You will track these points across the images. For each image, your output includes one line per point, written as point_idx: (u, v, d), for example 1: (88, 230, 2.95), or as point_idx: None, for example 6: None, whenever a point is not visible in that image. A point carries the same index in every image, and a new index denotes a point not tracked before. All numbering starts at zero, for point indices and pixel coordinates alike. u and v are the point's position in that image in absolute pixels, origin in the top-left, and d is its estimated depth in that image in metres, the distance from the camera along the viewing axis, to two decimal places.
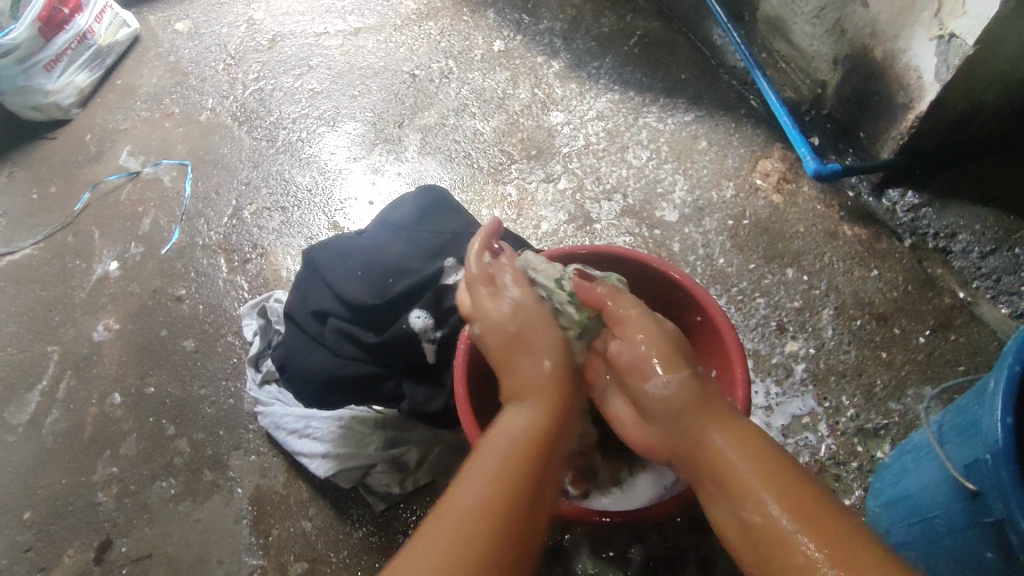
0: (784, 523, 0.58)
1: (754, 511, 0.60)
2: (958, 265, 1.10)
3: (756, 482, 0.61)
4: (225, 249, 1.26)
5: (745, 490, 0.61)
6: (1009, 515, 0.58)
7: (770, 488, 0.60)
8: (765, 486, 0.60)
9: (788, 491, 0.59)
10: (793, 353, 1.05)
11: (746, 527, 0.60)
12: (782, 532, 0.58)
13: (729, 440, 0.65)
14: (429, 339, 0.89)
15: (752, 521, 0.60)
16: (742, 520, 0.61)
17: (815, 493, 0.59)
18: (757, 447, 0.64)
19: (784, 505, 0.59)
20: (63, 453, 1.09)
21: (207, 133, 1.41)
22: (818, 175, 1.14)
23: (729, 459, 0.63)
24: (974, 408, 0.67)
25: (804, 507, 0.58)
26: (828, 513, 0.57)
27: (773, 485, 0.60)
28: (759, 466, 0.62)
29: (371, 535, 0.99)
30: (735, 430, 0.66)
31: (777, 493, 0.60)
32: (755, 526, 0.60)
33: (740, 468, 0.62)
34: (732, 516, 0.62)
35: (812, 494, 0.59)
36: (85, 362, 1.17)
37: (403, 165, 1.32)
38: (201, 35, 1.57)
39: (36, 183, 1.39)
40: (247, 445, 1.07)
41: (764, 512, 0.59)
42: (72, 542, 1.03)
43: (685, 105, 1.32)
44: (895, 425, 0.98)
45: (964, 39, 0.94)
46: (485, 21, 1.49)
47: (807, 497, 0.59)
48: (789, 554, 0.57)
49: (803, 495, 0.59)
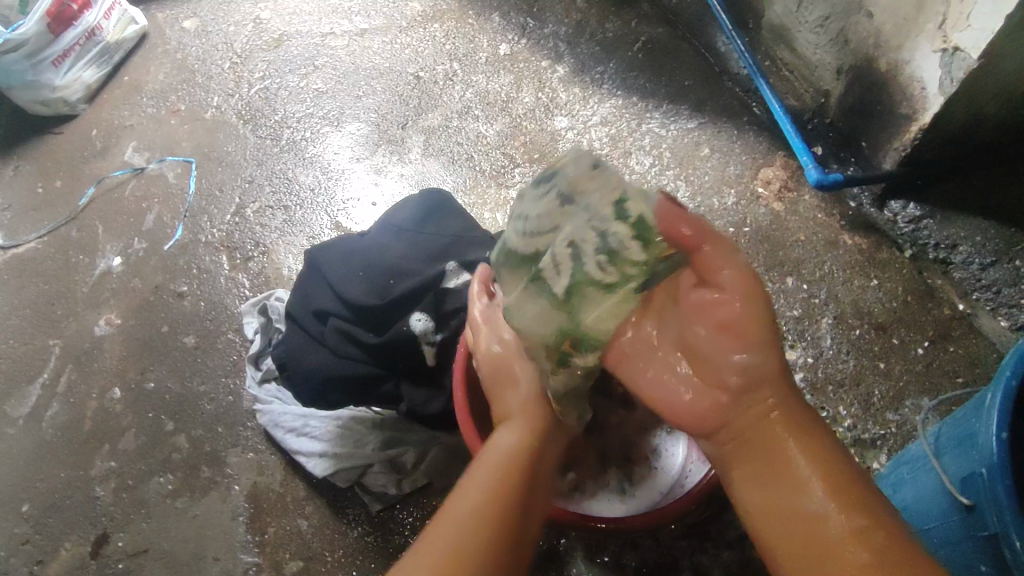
0: (855, 529, 0.57)
1: (815, 521, 0.59)
2: (958, 276, 1.10)
3: (817, 487, 0.59)
4: (227, 247, 1.27)
5: (805, 494, 0.60)
6: (1003, 529, 0.59)
7: (833, 495, 0.59)
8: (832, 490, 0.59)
9: (862, 514, 0.57)
10: (791, 362, 1.05)
11: (802, 531, 0.60)
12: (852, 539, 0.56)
13: (800, 443, 0.62)
14: (429, 342, 0.89)
15: (807, 522, 0.59)
16: (799, 524, 0.60)
17: (877, 513, 0.57)
18: (823, 451, 0.62)
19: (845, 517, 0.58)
20: (62, 446, 1.10)
21: (212, 131, 1.42)
22: (820, 184, 1.14)
23: (796, 459, 0.61)
24: (970, 421, 0.67)
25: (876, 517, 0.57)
26: (887, 534, 0.56)
27: (842, 502, 0.58)
28: (818, 463, 0.61)
29: (367, 535, 0.99)
30: (811, 432, 0.63)
31: (837, 506, 0.58)
32: (814, 530, 0.59)
33: (807, 470, 0.61)
34: (785, 514, 0.61)
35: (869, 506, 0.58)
36: (86, 357, 1.18)
37: (406, 167, 1.33)
38: (208, 33, 1.57)
39: (41, 177, 1.39)
40: (245, 443, 1.08)
41: (824, 525, 0.58)
42: (70, 535, 1.03)
43: (689, 112, 1.32)
44: (892, 435, 0.98)
45: (968, 52, 0.94)
46: (491, 24, 1.50)
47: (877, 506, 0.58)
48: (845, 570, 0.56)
49: (862, 513, 0.58)
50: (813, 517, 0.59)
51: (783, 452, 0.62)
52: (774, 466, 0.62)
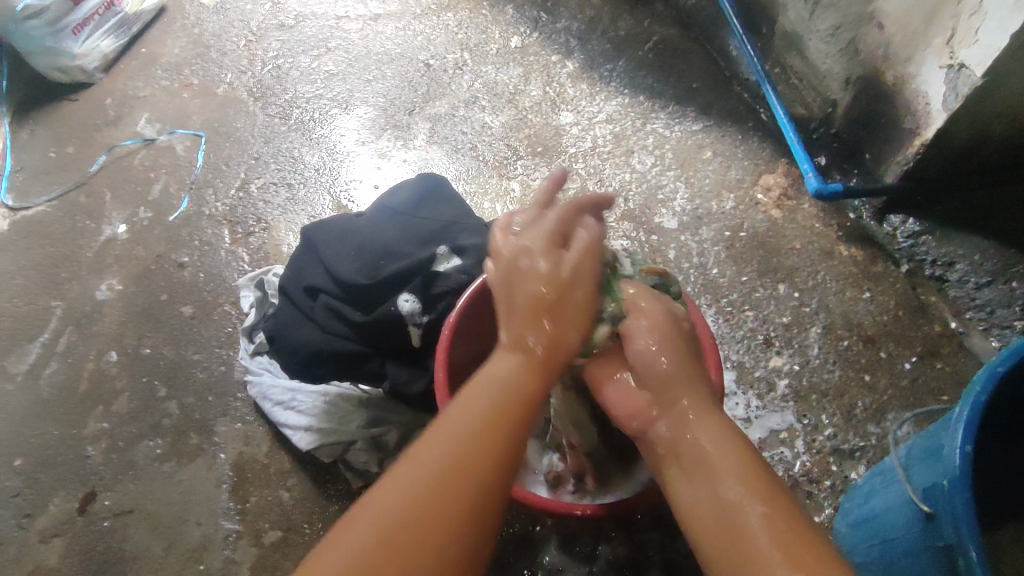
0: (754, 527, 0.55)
1: (732, 506, 0.57)
2: (952, 294, 1.09)
3: (734, 474, 0.59)
4: (230, 221, 1.29)
5: (723, 482, 0.59)
6: (958, 540, 0.59)
7: (750, 488, 0.58)
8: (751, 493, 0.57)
9: (765, 502, 0.56)
10: (776, 369, 1.05)
11: (716, 512, 0.58)
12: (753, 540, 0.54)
13: (710, 430, 0.63)
14: (414, 324, 0.91)
15: (725, 509, 0.57)
16: (717, 505, 0.58)
17: (798, 516, 0.55)
18: (746, 454, 0.61)
19: (767, 510, 0.56)
20: (57, 405, 1.13)
21: (222, 106, 1.44)
22: (819, 193, 1.13)
23: (709, 448, 0.62)
24: (937, 435, 0.68)
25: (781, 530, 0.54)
26: (803, 531, 0.54)
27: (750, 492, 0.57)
28: (735, 460, 0.60)
29: (346, 511, 1.01)
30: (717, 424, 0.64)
31: (752, 496, 0.57)
32: (727, 512, 0.57)
33: (723, 461, 0.60)
34: (707, 502, 0.59)
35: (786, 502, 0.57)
36: (86, 320, 1.20)
37: (410, 152, 1.34)
38: (226, 10, 1.59)
39: (55, 142, 1.42)
40: (234, 413, 1.10)
41: (741, 509, 0.56)
42: (58, 491, 1.06)
43: (695, 114, 1.33)
44: (871, 448, 0.98)
45: (974, 69, 0.94)
46: (504, 16, 1.51)
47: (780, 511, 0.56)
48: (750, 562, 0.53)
49: (782, 508, 0.56)
50: (731, 502, 0.57)
51: (704, 447, 0.62)
52: (701, 461, 0.61)
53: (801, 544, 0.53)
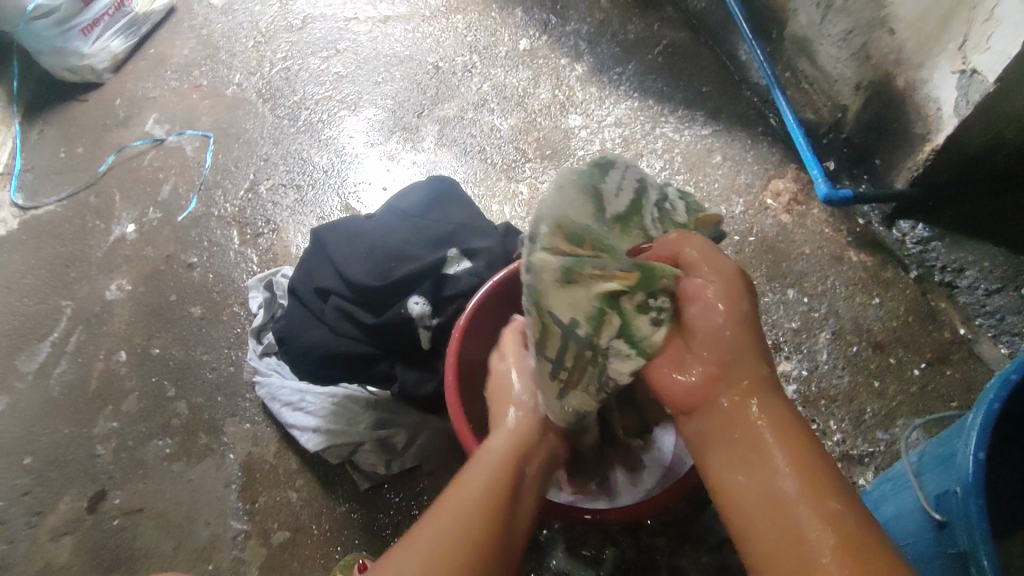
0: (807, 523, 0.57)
1: (782, 498, 0.59)
2: (962, 300, 1.09)
3: (788, 467, 0.60)
4: (239, 222, 1.29)
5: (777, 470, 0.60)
6: (972, 547, 0.59)
7: (800, 476, 0.59)
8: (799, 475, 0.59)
9: (816, 500, 0.58)
10: (785, 373, 1.05)
11: (769, 506, 0.59)
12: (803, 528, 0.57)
13: (766, 410, 0.64)
14: (424, 326, 0.91)
15: (777, 499, 0.59)
16: (768, 497, 0.60)
17: (850, 507, 0.57)
18: (797, 438, 0.62)
19: (814, 508, 0.57)
20: (67, 404, 1.13)
21: (232, 107, 1.44)
22: (828, 199, 1.14)
23: (766, 431, 0.63)
24: (950, 442, 0.68)
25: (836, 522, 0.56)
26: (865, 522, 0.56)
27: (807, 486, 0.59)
28: (793, 450, 0.61)
29: (354, 512, 1.01)
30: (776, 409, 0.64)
31: (800, 486, 0.59)
32: (778, 505, 0.59)
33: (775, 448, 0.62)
34: (756, 489, 0.61)
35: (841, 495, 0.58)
36: (96, 319, 1.21)
37: (419, 154, 1.34)
38: (235, 11, 1.60)
39: (64, 142, 1.43)
40: (243, 413, 1.10)
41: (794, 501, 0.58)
42: (68, 490, 1.06)
43: (704, 118, 1.33)
44: (880, 454, 0.98)
45: (986, 75, 0.94)
46: (513, 19, 1.51)
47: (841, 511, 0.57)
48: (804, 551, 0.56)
49: (834, 501, 0.58)
50: (780, 493, 0.59)
51: (758, 426, 0.63)
52: (755, 445, 0.63)
53: (851, 533, 0.55)
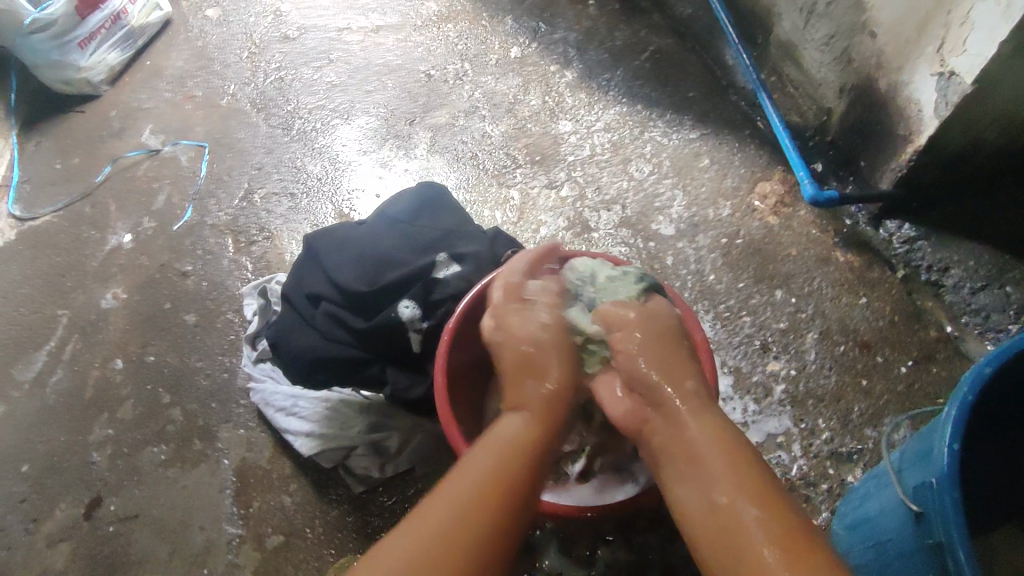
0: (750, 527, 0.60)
1: (726, 512, 0.61)
2: (948, 299, 1.10)
3: (730, 483, 0.63)
4: (233, 230, 1.30)
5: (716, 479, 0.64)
6: (948, 539, 0.60)
7: (740, 491, 0.62)
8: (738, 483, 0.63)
9: (755, 505, 0.61)
10: (774, 374, 1.06)
11: (711, 520, 0.62)
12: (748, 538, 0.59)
13: (703, 427, 0.67)
14: (415, 329, 0.93)
15: (716, 513, 0.62)
16: (710, 510, 0.63)
17: (791, 516, 0.60)
18: (741, 458, 0.65)
19: (760, 516, 0.60)
20: (63, 412, 1.14)
21: (226, 117, 1.46)
22: (814, 200, 1.15)
23: (704, 448, 0.66)
24: (928, 436, 0.69)
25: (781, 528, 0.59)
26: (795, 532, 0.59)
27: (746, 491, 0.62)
28: (732, 466, 0.64)
29: (347, 515, 1.02)
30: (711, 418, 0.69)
31: (744, 499, 0.61)
32: (721, 518, 0.61)
33: (714, 462, 0.65)
34: (700, 505, 0.63)
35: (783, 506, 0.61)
36: (91, 328, 1.22)
37: (411, 161, 1.36)
38: (229, 22, 1.62)
39: (61, 153, 1.44)
40: (237, 419, 1.11)
41: (736, 509, 0.61)
42: (64, 497, 1.07)
43: (691, 123, 1.34)
44: (868, 451, 0.99)
45: (963, 77, 0.95)
46: (503, 27, 1.53)
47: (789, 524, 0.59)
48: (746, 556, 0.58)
49: (774, 512, 0.60)
50: (723, 507, 0.62)
51: (695, 441, 0.67)
52: (690, 458, 0.66)
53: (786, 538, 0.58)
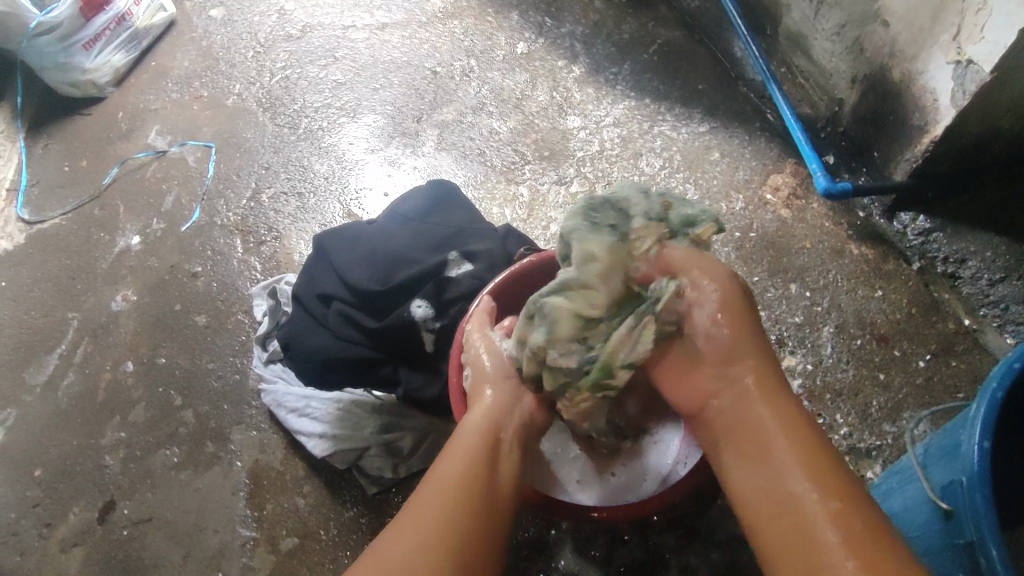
0: (818, 510, 0.61)
1: (794, 501, 0.62)
2: (966, 291, 1.09)
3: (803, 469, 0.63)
4: (243, 230, 1.30)
5: (788, 471, 0.64)
6: (978, 537, 0.59)
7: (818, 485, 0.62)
8: (805, 469, 0.63)
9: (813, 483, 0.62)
10: (790, 368, 1.05)
11: (784, 503, 0.63)
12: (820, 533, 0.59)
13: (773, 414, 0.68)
14: (428, 329, 0.92)
15: (789, 499, 0.63)
16: (782, 500, 0.63)
17: (868, 506, 0.60)
18: (809, 443, 0.65)
19: (832, 505, 0.60)
20: (75, 415, 1.14)
21: (233, 117, 1.45)
22: (828, 193, 1.13)
23: (776, 438, 0.66)
24: (955, 432, 0.67)
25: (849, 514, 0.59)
26: (876, 526, 0.58)
27: (818, 482, 0.62)
28: (810, 454, 0.64)
29: (361, 517, 1.02)
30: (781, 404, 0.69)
31: (823, 492, 0.61)
32: (796, 509, 0.62)
33: (787, 451, 0.65)
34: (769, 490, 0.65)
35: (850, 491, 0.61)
36: (102, 331, 1.21)
37: (419, 159, 1.35)
38: (234, 22, 1.61)
39: (68, 156, 1.44)
40: (250, 421, 1.11)
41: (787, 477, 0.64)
42: (78, 501, 1.07)
43: (701, 116, 1.33)
44: (888, 446, 0.98)
45: (981, 66, 0.94)
46: (509, 23, 1.52)
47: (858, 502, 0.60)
48: (814, 540, 0.59)
49: (850, 501, 0.60)
50: (794, 498, 0.63)
51: (762, 423, 0.68)
52: (760, 443, 0.67)
53: (861, 536, 0.57)
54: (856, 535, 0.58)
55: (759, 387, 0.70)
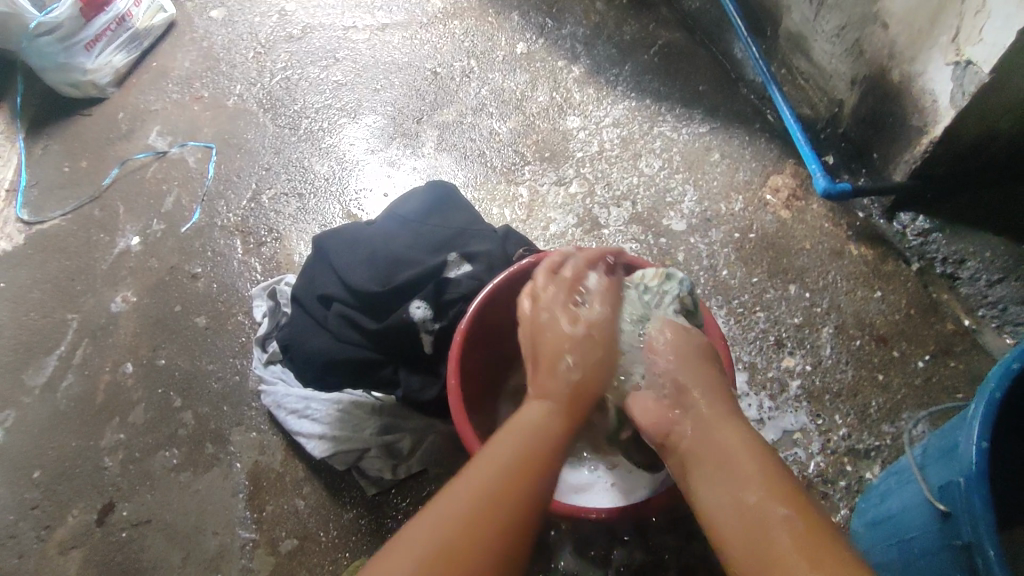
0: (778, 524, 0.59)
1: (753, 510, 0.61)
2: (964, 291, 1.09)
3: (759, 480, 0.62)
4: (242, 232, 1.30)
5: (746, 484, 0.62)
6: (976, 539, 0.59)
7: (772, 492, 0.61)
8: (763, 484, 0.62)
9: (785, 505, 0.60)
10: (790, 369, 1.05)
11: (738, 514, 0.61)
12: (774, 540, 0.58)
13: (733, 436, 0.67)
14: (427, 330, 0.92)
15: (751, 513, 0.61)
16: (741, 512, 0.61)
17: (817, 514, 0.59)
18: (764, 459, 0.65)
19: (787, 514, 0.59)
20: (75, 415, 1.14)
21: (234, 118, 1.45)
22: (827, 193, 1.13)
23: (737, 452, 0.65)
24: (953, 433, 0.67)
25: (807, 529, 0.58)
26: (823, 534, 0.57)
27: (776, 495, 0.61)
28: (764, 467, 0.64)
29: (360, 518, 1.02)
30: (742, 431, 0.68)
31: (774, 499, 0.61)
32: (752, 517, 0.60)
33: (743, 464, 0.64)
34: (730, 506, 0.62)
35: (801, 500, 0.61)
36: (102, 332, 1.22)
37: (419, 160, 1.35)
38: (234, 23, 1.61)
39: (68, 156, 1.44)
40: (249, 422, 1.11)
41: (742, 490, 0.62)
42: (77, 502, 1.07)
43: (701, 117, 1.33)
44: (887, 447, 0.98)
45: (980, 66, 0.94)
46: (510, 24, 1.52)
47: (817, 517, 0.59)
48: (775, 551, 0.57)
49: (800, 509, 0.60)
50: (751, 506, 0.61)
51: (727, 447, 0.66)
52: (724, 459, 0.65)
53: (822, 546, 0.56)
54: (818, 555, 0.55)
55: (710, 411, 0.69)
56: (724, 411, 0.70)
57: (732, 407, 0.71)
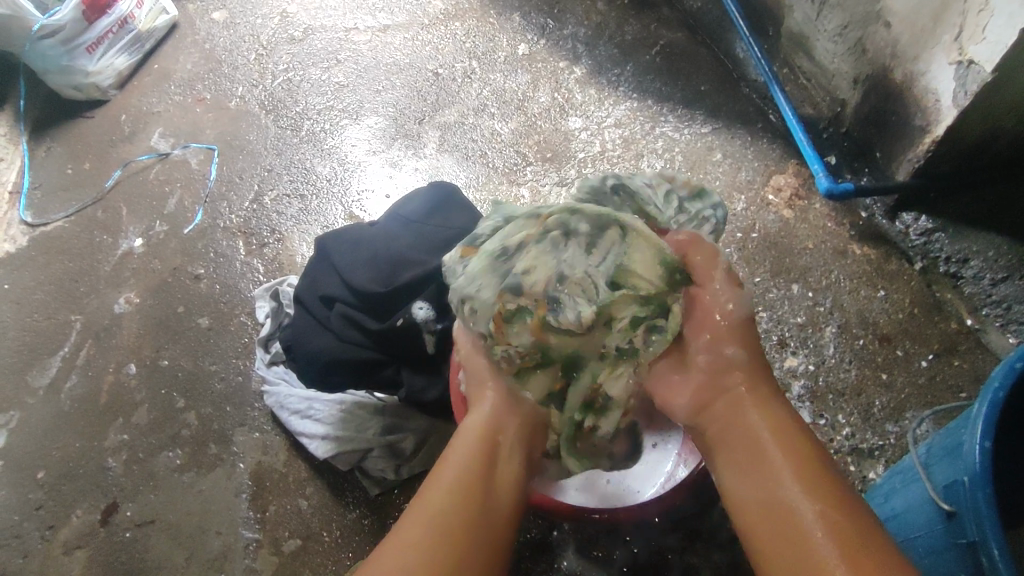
0: (809, 519, 0.60)
1: (785, 505, 0.62)
2: (969, 291, 1.09)
3: (791, 472, 0.64)
4: (244, 233, 1.30)
5: (779, 476, 0.64)
6: (981, 538, 0.59)
7: (810, 488, 0.62)
8: (795, 473, 0.64)
9: (812, 489, 0.62)
10: (792, 369, 1.05)
11: (772, 507, 0.63)
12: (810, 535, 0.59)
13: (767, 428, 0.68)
14: (430, 330, 0.93)
15: (780, 503, 0.63)
16: (772, 505, 0.64)
17: (849, 503, 0.61)
18: (810, 460, 0.65)
19: (820, 508, 0.60)
20: (79, 416, 1.14)
21: (236, 120, 1.46)
22: (830, 193, 1.13)
23: (769, 444, 0.67)
24: (957, 433, 0.67)
25: (839, 525, 0.59)
26: (861, 525, 0.58)
27: (811, 489, 0.62)
28: (799, 458, 0.65)
29: (364, 518, 1.02)
30: (775, 420, 0.69)
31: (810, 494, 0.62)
32: (783, 515, 0.62)
33: (780, 455, 0.66)
34: (763, 496, 0.65)
35: (852, 507, 0.60)
36: (105, 333, 1.22)
37: (421, 161, 1.35)
38: (235, 25, 1.61)
39: (71, 158, 1.45)
40: (252, 423, 1.11)
41: (782, 483, 0.64)
42: (81, 502, 1.07)
43: (703, 117, 1.33)
44: (891, 446, 0.98)
45: (983, 65, 0.93)
46: (511, 24, 1.52)
47: (847, 501, 0.61)
48: (805, 542, 0.59)
49: (845, 508, 0.60)
50: (784, 501, 0.63)
51: (762, 439, 0.68)
52: (757, 454, 0.67)
53: (853, 539, 0.57)
54: (853, 545, 0.57)
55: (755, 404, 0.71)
56: (763, 400, 0.71)
57: (773, 394, 0.73)
